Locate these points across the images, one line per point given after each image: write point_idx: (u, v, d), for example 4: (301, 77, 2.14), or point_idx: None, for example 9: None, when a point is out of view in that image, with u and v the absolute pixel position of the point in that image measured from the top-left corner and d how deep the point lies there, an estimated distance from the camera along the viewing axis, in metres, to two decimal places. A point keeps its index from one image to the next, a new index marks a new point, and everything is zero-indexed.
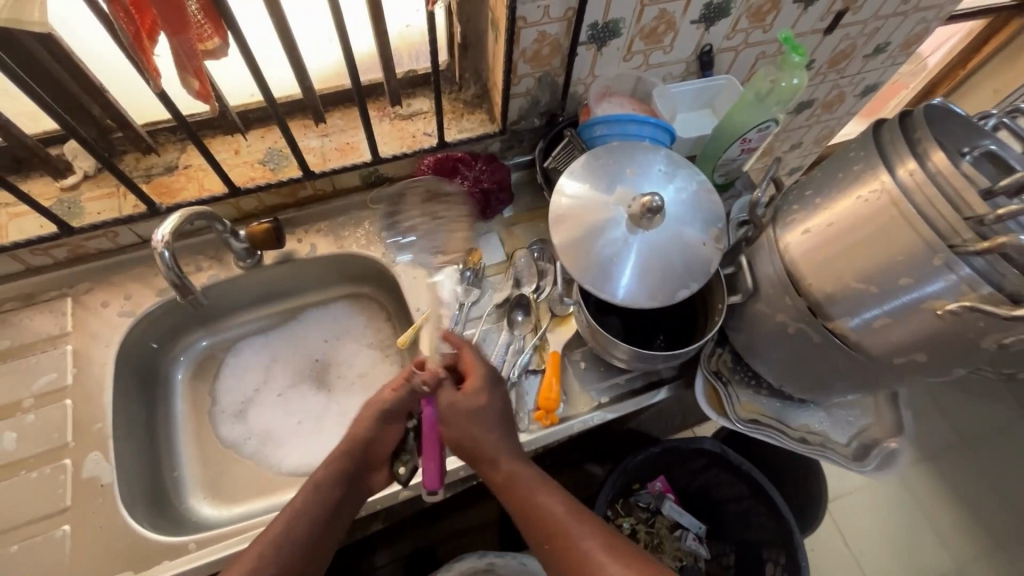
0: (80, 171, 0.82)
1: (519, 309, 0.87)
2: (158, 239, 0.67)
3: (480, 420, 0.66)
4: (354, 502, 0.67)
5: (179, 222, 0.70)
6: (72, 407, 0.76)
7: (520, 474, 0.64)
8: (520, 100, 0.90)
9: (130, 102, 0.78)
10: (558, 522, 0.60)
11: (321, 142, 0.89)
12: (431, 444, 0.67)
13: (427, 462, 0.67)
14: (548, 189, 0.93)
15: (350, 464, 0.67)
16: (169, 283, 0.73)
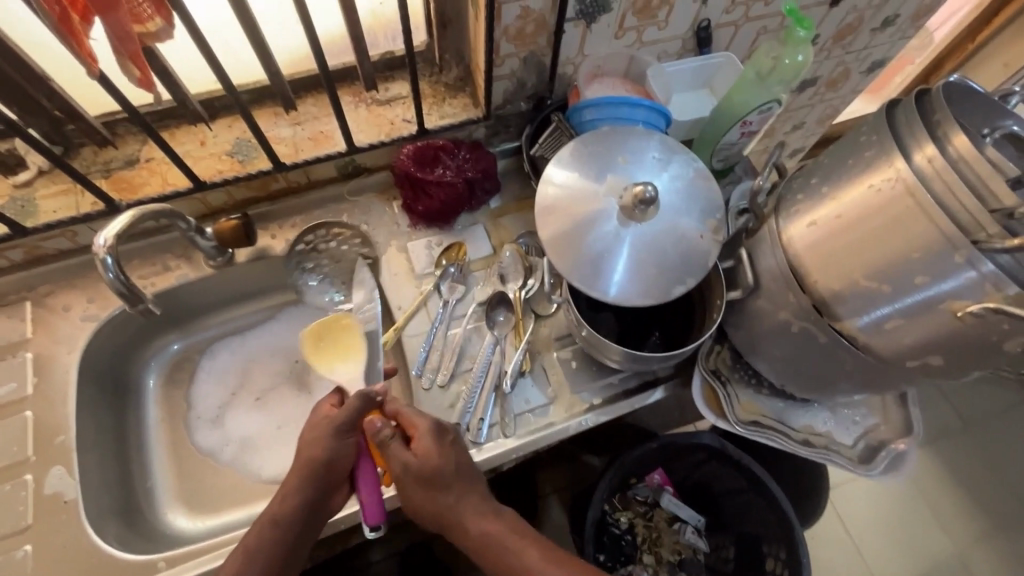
0: (33, 166, 0.76)
1: (501, 307, 0.83)
2: (100, 243, 0.62)
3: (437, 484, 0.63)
4: (315, 529, 0.65)
5: (128, 224, 0.65)
6: (33, 419, 0.71)
7: (494, 533, 0.63)
8: (504, 83, 0.84)
9: (80, 91, 0.73)
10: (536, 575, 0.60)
11: (293, 130, 0.83)
12: (367, 476, 0.65)
13: (365, 495, 0.64)
14: (535, 178, 0.87)
15: (309, 491, 0.63)
16: (114, 292, 0.67)
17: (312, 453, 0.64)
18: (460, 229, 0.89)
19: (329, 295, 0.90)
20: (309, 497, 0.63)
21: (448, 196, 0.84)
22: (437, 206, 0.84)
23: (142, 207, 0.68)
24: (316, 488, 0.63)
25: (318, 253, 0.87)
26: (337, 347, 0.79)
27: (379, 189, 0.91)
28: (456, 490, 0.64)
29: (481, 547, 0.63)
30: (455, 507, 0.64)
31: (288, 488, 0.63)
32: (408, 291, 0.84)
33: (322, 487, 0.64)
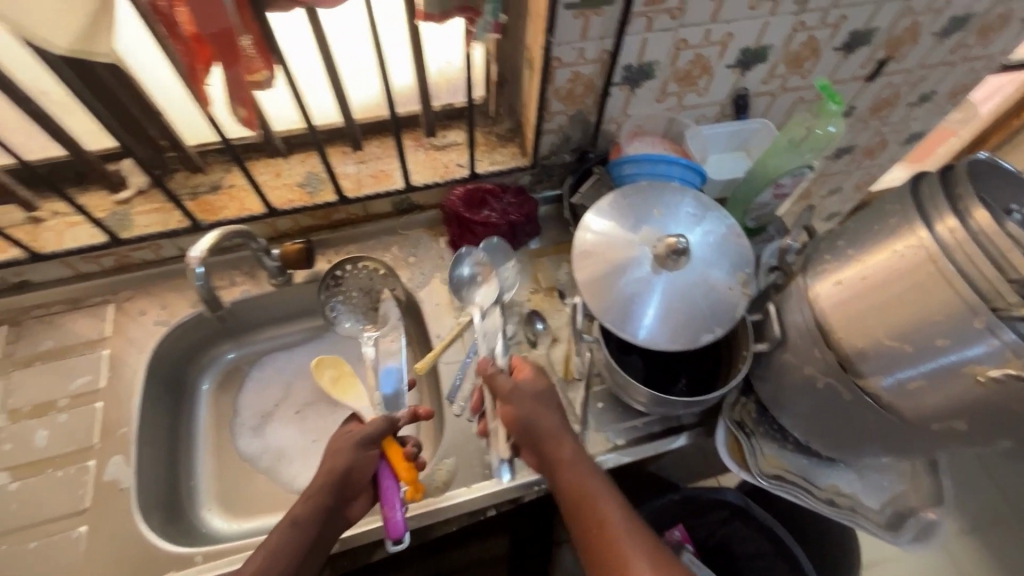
0: (133, 186, 0.87)
1: (537, 318, 0.89)
2: (194, 254, 0.70)
3: (546, 401, 0.71)
4: (331, 535, 0.67)
5: (217, 239, 0.73)
6: (102, 409, 0.78)
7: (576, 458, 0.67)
8: (552, 136, 0.91)
9: (183, 124, 0.83)
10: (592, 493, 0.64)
11: (358, 167, 0.92)
12: (391, 493, 0.70)
13: (388, 510, 0.68)
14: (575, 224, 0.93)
15: (329, 495, 0.66)
16: (202, 301, 0.78)
17: (332, 462, 0.68)
18: None
19: (349, 321, 0.92)
20: (327, 502, 0.66)
21: (493, 236, 0.91)
22: (482, 244, 0.91)
23: (224, 228, 0.76)
24: (334, 492, 0.66)
25: (347, 285, 0.91)
26: (344, 386, 0.81)
27: (427, 225, 0.98)
28: (559, 427, 0.69)
29: (568, 491, 0.65)
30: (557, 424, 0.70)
31: (312, 493, 0.66)
32: (447, 321, 0.90)
33: (340, 494, 0.67)
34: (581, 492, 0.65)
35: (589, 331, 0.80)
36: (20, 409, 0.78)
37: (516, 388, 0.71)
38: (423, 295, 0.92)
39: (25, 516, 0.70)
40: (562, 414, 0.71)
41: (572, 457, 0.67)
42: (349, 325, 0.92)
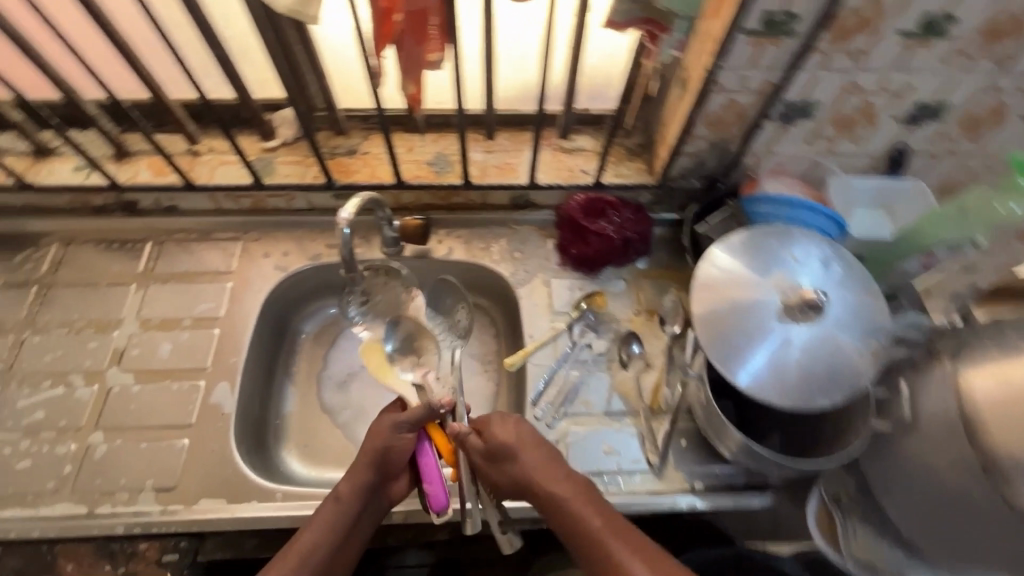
0: (281, 137, 0.93)
1: (634, 341, 0.86)
2: (343, 216, 0.73)
3: (511, 449, 0.66)
4: (374, 510, 0.69)
5: (359, 204, 0.76)
6: (218, 335, 0.84)
7: (563, 493, 0.62)
8: (686, 160, 0.89)
9: (340, 87, 0.89)
10: (587, 534, 0.59)
11: (485, 156, 0.94)
12: (431, 469, 0.70)
13: (430, 485, 0.69)
14: (692, 253, 0.89)
15: (371, 474, 0.66)
16: (340, 259, 0.79)
17: (371, 444, 0.67)
18: (601, 280, 0.93)
19: (354, 312, 0.85)
20: (370, 480, 0.66)
21: (605, 248, 0.89)
22: (592, 254, 0.90)
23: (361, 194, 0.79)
24: (377, 471, 0.67)
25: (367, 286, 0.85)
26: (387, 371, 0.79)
27: (538, 225, 0.98)
28: (545, 470, 0.64)
29: (573, 538, 0.60)
30: (528, 465, 0.65)
31: (356, 471, 0.66)
32: (542, 323, 0.89)
33: (383, 473, 0.68)
34: (586, 541, 0.59)
35: (692, 365, 0.78)
36: (150, 320, 0.85)
37: (488, 446, 0.67)
38: (523, 293, 0.91)
39: (140, 417, 0.76)
40: (536, 451, 0.66)
41: (566, 501, 0.62)
42: (354, 318, 0.84)
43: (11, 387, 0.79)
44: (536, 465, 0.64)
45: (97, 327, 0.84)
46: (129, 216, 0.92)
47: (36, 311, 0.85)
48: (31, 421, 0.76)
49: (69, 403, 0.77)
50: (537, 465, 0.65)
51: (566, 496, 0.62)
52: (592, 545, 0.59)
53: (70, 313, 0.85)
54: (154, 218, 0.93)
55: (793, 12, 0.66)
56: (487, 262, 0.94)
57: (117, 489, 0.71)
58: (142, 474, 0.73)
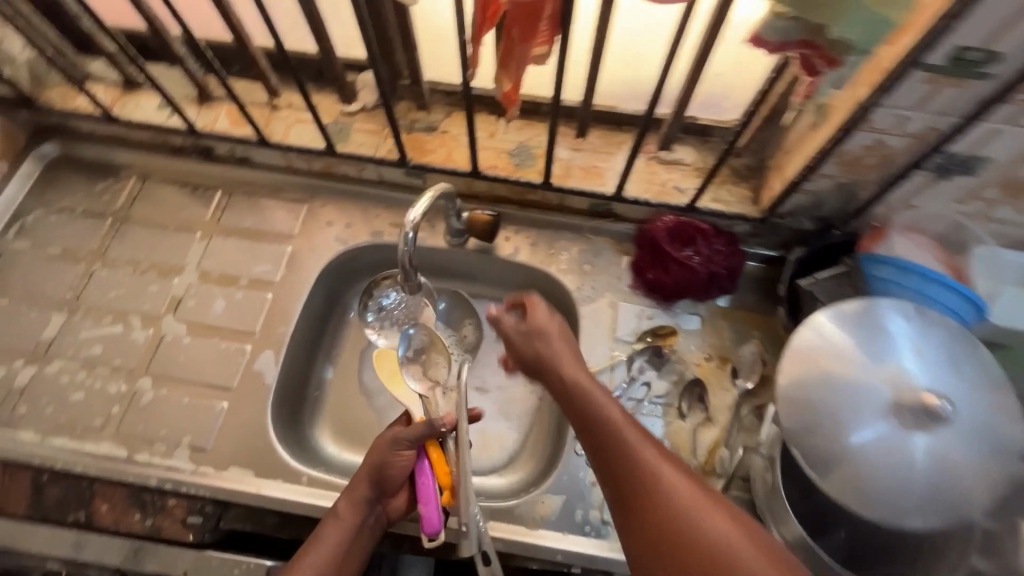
0: (361, 102, 0.88)
1: (698, 389, 0.78)
2: (410, 218, 0.67)
3: (545, 339, 0.65)
4: (375, 527, 0.68)
5: (427, 206, 0.69)
6: (271, 300, 0.83)
7: (584, 379, 0.60)
8: (801, 197, 0.77)
9: (430, 58, 0.82)
10: (601, 415, 0.56)
11: (571, 155, 0.86)
12: (428, 489, 0.67)
13: (423, 506, 0.66)
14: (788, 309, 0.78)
15: (368, 492, 0.66)
16: (397, 266, 0.72)
17: (368, 461, 0.67)
18: (674, 313, 0.84)
19: (371, 314, 0.84)
20: (365, 493, 0.66)
21: (686, 280, 0.80)
22: (670, 284, 0.81)
23: (437, 190, 0.72)
24: (373, 486, 0.66)
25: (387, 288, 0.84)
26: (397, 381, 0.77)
27: (614, 238, 0.88)
28: (570, 358, 0.63)
29: (584, 421, 0.57)
30: (557, 351, 0.64)
31: (352, 486, 0.66)
32: (601, 349, 0.82)
33: (378, 489, 0.67)
34: (595, 425, 0.56)
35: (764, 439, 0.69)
36: (210, 273, 0.84)
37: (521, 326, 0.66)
38: (585, 311, 0.84)
39: (187, 371, 0.77)
40: (568, 342, 0.65)
41: (581, 386, 0.59)
42: (372, 318, 0.84)
43: (76, 316, 0.81)
44: (561, 357, 0.63)
45: (160, 271, 0.85)
46: (204, 161, 0.92)
47: (107, 244, 0.86)
48: (89, 354, 0.78)
49: (125, 343, 0.79)
50: (568, 354, 0.63)
51: (583, 382, 0.59)
52: (601, 429, 0.55)
53: (138, 251, 0.86)
54: (227, 167, 0.91)
55: (995, 49, 0.53)
56: (553, 270, 0.87)
57: (157, 440, 0.72)
58: (180, 429, 0.73)
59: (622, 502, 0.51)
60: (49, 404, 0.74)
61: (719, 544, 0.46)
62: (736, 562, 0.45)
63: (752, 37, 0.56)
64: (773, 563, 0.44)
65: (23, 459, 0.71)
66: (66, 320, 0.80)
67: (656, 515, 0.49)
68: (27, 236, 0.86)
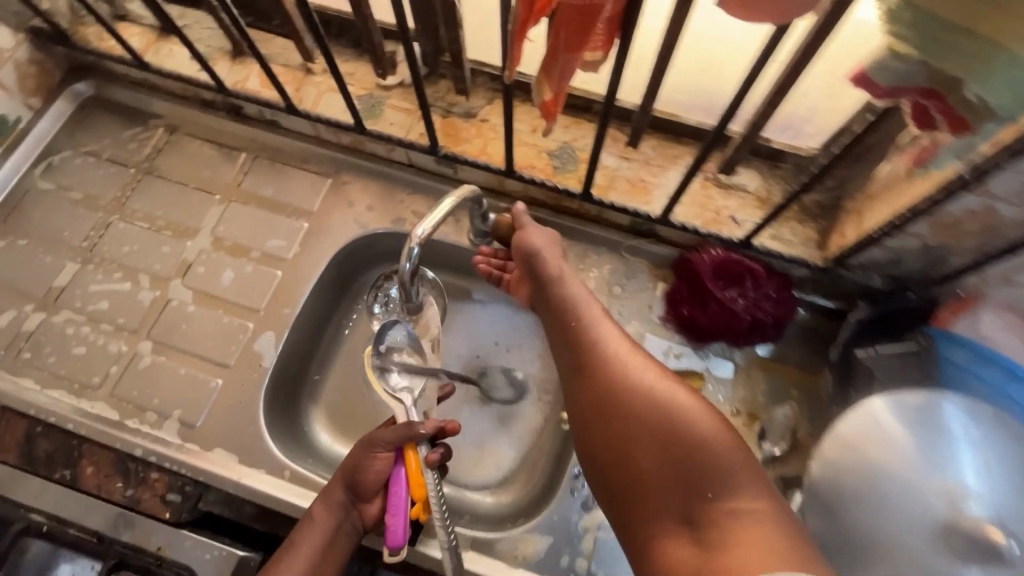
0: (399, 77, 0.81)
1: None
2: (417, 234, 0.60)
3: (550, 252, 0.68)
4: (351, 534, 0.63)
5: (445, 213, 0.62)
6: (280, 278, 0.79)
7: (575, 292, 0.64)
8: (876, 252, 0.66)
9: (476, 38, 0.75)
10: (587, 321, 0.60)
11: (618, 163, 0.77)
12: (398, 500, 0.61)
13: (391, 516, 0.61)
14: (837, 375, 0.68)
15: (342, 493, 0.63)
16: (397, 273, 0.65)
17: (345, 463, 0.64)
18: (706, 355, 0.75)
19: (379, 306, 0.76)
20: (338, 496, 0.63)
21: (724, 324, 0.72)
22: (706, 325, 0.72)
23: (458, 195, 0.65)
24: (349, 488, 0.64)
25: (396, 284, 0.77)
26: None
27: (653, 262, 0.79)
28: (565, 271, 0.66)
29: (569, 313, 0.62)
30: (556, 262, 0.67)
31: (328, 489, 0.64)
32: None
33: (353, 493, 0.63)
34: (582, 327, 0.60)
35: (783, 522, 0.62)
36: (223, 240, 0.81)
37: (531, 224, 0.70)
38: None
39: (188, 341, 0.75)
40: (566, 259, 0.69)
41: (572, 290, 0.64)
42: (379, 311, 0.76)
43: (89, 267, 0.79)
44: (560, 266, 0.66)
45: (175, 231, 0.82)
46: (232, 119, 0.88)
47: (127, 195, 0.84)
48: (96, 309, 0.77)
49: (132, 302, 0.77)
50: (566, 267, 0.67)
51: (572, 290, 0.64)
52: (580, 322, 0.60)
53: (155, 207, 0.83)
54: (255, 128, 0.87)
55: None
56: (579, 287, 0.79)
57: (149, 408, 0.71)
58: (173, 401, 0.72)
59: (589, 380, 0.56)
60: (52, 355, 0.74)
61: (676, 411, 0.50)
62: (688, 427, 0.48)
63: (855, 75, 0.45)
64: (723, 435, 0.48)
65: (21, 408, 0.71)
66: (78, 269, 0.79)
67: (620, 389, 0.53)
68: (52, 176, 0.85)
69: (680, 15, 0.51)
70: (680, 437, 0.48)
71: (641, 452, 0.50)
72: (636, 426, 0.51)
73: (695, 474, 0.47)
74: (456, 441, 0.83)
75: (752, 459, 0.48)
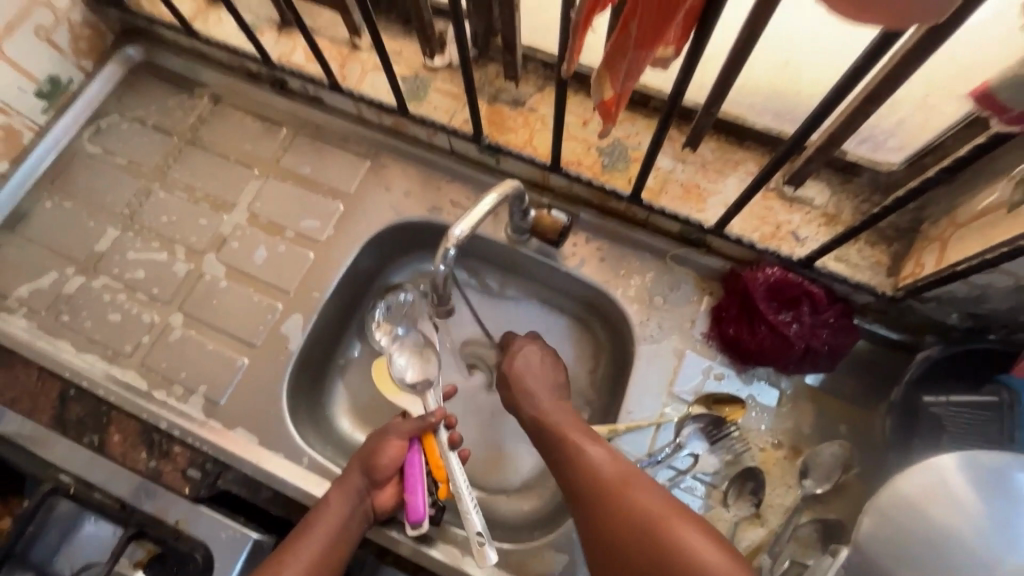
0: (447, 58, 0.78)
1: (753, 481, 0.66)
2: (454, 233, 0.58)
3: (524, 373, 0.68)
4: (363, 522, 0.62)
5: (491, 207, 0.60)
6: (311, 261, 0.78)
7: (556, 410, 0.64)
8: (959, 288, 0.59)
9: (533, 22, 0.70)
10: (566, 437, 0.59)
11: (673, 166, 0.72)
12: (415, 477, 0.65)
13: (410, 493, 0.64)
14: (900, 420, 0.62)
15: (357, 480, 0.63)
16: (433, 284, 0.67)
17: (364, 445, 0.66)
18: (749, 380, 0.70)
19: (381, 308, 0.79)
20: (354, 480, 0.63)
21: (773, 350, 0.66)
22: (753, 350, 0.67)
23: (505, 188, 0.62)
24: (365, 474, 0.64)
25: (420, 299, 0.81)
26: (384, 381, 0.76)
27: (700, 274, 0.74)
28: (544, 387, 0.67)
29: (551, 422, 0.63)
30: (528, 375, 0.68)
31: (343, 475, 0.64)
32: (651, 400, 0.70)
33: (368, 477, 0.63)
34: (564, 443, 0.59)
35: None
36: (259, 217, 0.80)
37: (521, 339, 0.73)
38: (642, 353, 0.72)
39: (218, 318, 0.75)
40: (549, 365, 0.70)
41: (551, 411, 0.64)
42: (383, 314, 0.78)
43: (128, 235, 0.80)
44: (531, 384, 0.67)
45: (212, 205, 0.82)
46: (275, 92, 0.86)
47: (168, 164, 0.84)
48: (132, 277, 0.77)
49: (167, 273, 0.77)
50: (542, 384, 0.67)
51: (549, 408, 0.65)
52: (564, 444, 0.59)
53: (195, 179, 0.83)
54: (298, 103, 0.85)
55: None
56: (618, 294, 0.74)
57: (176, 381, 0.72)
58: (201, 376, 0.72)
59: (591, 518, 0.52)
60: (89, 320, 0.75)
61: (668, 526, 0.48)
62: (671, 534, 0.47)
63: (978, 94, 0.42)
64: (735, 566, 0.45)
65: (55, 369, 0.72)
66: (118, 236, 0.80)
67: (614, 512, 0.51)
68: (99, 140, 0.85)
69: (761, 10, 0.45)
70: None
71: None
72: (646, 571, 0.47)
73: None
74: (477, 441, 0.81)
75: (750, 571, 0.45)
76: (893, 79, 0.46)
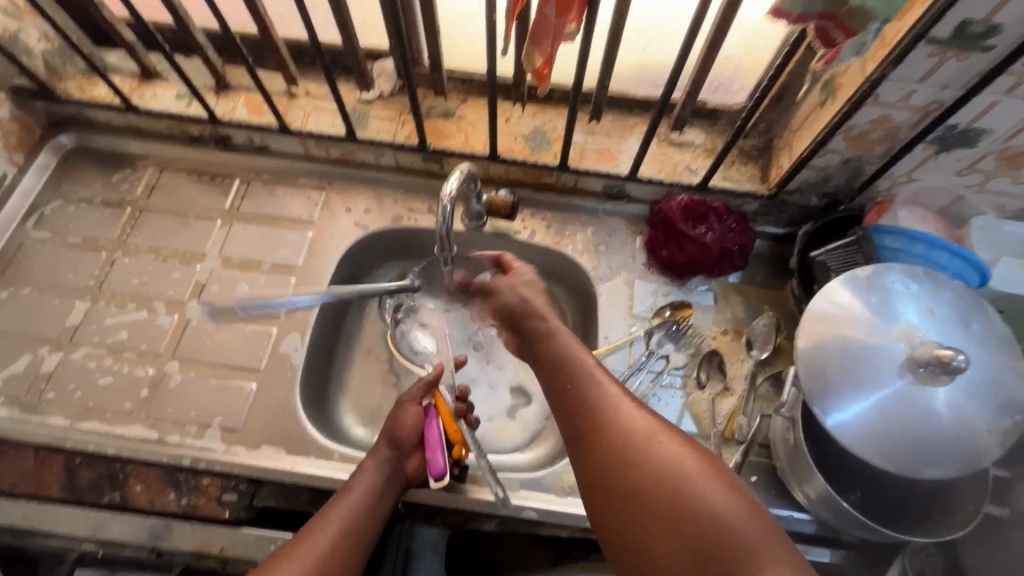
0: (378, 90, 0.90)
1: (714, 363, 0.81)
2: (447, 192, 0.68)
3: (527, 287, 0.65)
4: (393, 487, 0.68)
5: (460, 181, 0.70)
6: (294, 285, 0.84)
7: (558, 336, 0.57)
8: (809, 174, 0.79)
9: (450, 46, 0.85)
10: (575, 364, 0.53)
11: (586, 138, 0.89)
12: (433, 437, 0.71)
13: (430, 451, 0.70)
14: (801, 280, 0.80)
15: (386, 450, 0.69)
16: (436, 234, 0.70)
17: (388, 421, 0.72)
18: (688, 290, 0.86)
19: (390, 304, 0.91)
20: (383, 450, 0.69)
21: (699, 257, 0.83)
22: (684, 261, 0.83)
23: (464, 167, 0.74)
24: (392, 445, 0.70)
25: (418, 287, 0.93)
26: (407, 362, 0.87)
27: (629, 220, 0.91)
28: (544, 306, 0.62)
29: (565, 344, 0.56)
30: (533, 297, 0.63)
31: (371, 449, 0.70)
32: (619, 323, 0.84)
33: (397, 449, 0.70)
34: (568, 371, 0.53)
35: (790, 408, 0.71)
36: (232, 259, 0.86)
37: (514, 284, 0.66)
38: (602, 289, 0.86)
39: (215, 356, 0.78)
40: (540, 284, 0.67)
41: (560, 334, 0.58)
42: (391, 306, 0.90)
43: (99, 303, 0.81)
44: (537, 302, 0.62)
45: (182, 258, 0.85)
46: (222, 149, 0.93)
47: (127, 233, 0.87)
48: (115, 339, 0.78)
49: (150, 327, 0.80)
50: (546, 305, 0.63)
51: (556, 329, 0.58)
52: (573, 376, 0.53)
53: (158, 239, 0.87)
54: (245, 155, 0.92)
55: (996, 22, 0.56)
56: (569, 250, 0.88)
57: (188, 421, 0.73)
58: (212, 410, 0.74)
59: (587, 451, 0.48)
60: (77, 389, 0.75)
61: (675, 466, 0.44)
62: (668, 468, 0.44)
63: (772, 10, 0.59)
64: (733, 493, 0.43)
65: (54, 443, 0.71)
66: (89, 307, 0.81)
67: (616, 445, 0.47)
68: (46, 225, 0.86)
69: None
70: (691, 506, 0.42)
71: (640, 510, 0.43)
72: (637, 501, 0.44)
73: (716, 552, 0.40)
74: (478, 411, 0.87)
75: (761, 518, 0.42)
76: (721, 28, 0.66)
